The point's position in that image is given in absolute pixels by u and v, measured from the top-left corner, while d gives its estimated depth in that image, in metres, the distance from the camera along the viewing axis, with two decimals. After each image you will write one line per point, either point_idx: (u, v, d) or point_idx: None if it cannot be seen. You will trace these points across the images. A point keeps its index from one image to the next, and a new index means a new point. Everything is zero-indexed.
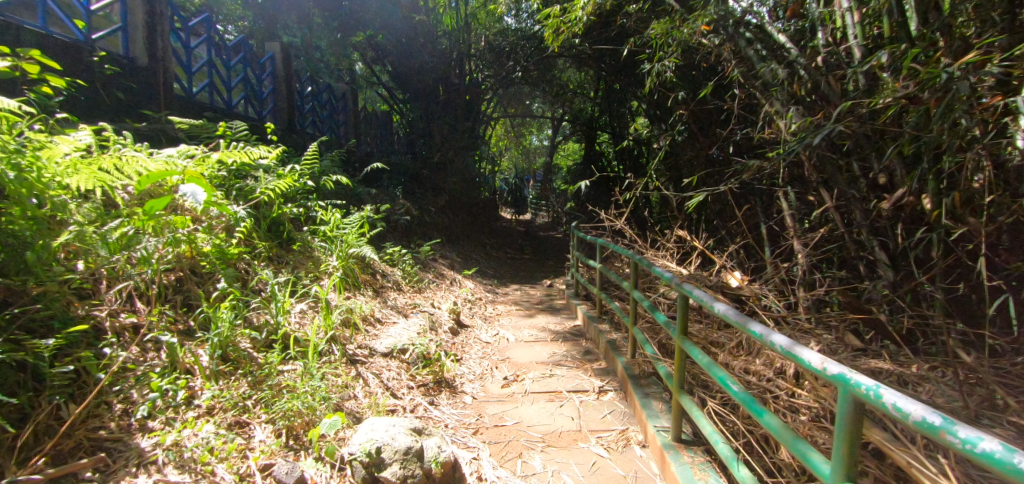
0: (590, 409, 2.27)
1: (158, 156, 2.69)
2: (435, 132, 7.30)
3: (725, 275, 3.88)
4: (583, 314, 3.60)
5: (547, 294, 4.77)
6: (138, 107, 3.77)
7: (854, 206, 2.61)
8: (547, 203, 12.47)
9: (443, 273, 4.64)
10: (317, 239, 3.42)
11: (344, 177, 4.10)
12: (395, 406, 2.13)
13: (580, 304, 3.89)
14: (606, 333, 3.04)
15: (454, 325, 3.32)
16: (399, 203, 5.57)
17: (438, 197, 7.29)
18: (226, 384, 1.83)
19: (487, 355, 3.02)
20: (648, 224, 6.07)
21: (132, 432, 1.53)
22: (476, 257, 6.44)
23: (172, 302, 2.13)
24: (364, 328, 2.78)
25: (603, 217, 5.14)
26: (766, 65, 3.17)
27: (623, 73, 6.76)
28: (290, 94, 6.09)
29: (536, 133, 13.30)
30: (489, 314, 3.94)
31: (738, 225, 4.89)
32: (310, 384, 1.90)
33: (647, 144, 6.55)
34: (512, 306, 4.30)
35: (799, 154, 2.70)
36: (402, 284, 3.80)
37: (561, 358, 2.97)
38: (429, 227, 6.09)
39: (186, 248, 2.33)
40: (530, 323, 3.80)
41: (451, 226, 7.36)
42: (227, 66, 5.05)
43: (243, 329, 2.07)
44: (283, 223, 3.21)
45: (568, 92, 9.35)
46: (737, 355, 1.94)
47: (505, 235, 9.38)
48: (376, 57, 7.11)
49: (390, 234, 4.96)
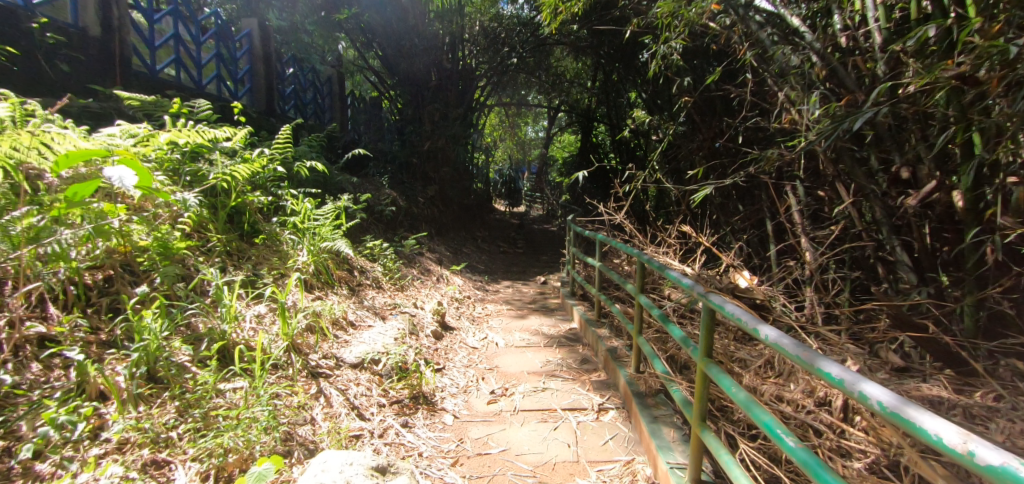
0: (588, 433, 1.97)
1: (94, 135, 2.33)
2: (425, 118, 6.94)
3: (734, 276, 3.59)
4: (579, 317, 3.29)
5: (540, 293, 4.46)
6: (88, 82, 3.42)
7: (884, 204, 2.31)
8: (541, 195, 12.14)
9: (429, 269, 4.31)
10: (286, 231, 3.08)
11: (320, 164, 3.76)
12: (361, 431, 1.81)
13: (576, 305, 3.59)
14: (605, 340, 2.73)
15: (437, 328, 3.00)
16: (384, 193, 5.23)
17: (428, 187, 6.93)
18: (147, 411, 1.49)
19: (473, 363, 2.71)
20: (648, 218, 5.76)
21: (11, 480, 1.21)
22: (467, 251, 6.11)
23: (94, 308, 1.79)
24: (333, 334, 2.45)
25: (602, 210, 4.82)
26: (782, 48, 2.86)
27: (621, 61, 6.44)
28: (270, 75, 5.70)
29: (532, 123, 12.96)
30: (478, 315, 3.62)
31: (742, 221, 4.60)
32: (253, 409, 1.57)
33: (645, 135, 6.24)
34: (503, 306, 3.99)
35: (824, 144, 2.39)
36: (382, 282, 3.46)
37: (555, 368, 2.66)
38: (417, 219, 5.74)
39: (120, 242, 1.99)
40: (522, 325, 3.48)
41: (442, 217, 7.00)
42: (196, 42, 4.65)
43: (177, 340, 1.73)
44: (246, 213, 2.87)
45: (564, 81, 9.04)
46: (766, 377, 1.64)
47: (498, 228, 9.03)
48: (364, 40, 6.73)
49: (373, 227, 4.62)
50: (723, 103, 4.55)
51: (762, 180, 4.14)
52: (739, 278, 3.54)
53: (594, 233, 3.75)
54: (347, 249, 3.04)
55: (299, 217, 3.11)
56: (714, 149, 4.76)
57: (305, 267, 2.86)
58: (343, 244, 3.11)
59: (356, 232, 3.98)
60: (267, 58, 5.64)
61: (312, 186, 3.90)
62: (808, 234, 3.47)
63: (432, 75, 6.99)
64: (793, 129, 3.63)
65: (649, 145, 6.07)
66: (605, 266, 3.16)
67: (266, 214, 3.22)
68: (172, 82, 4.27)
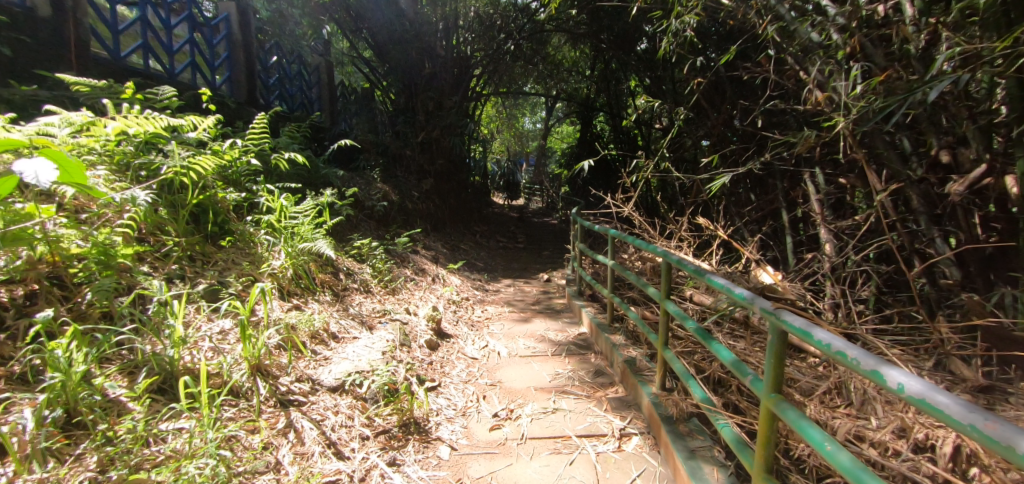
0: (612, 469, 1.65)
1: (24, 125, 2.01)
2: (418, 107, 6.59)
3: (758, 272, 3.28)
4: (590, 320, 2.98)
5: (544, 292, 4.14)
6: (35, 67, 3.09)
7: (940, 191, 2.00)
8: (540, 187, 11.80)
9: (424, 269, 3.98)
10: (261, 231, 2.75)
11: (300, 156, 3.43)
12: (338, 475, 1.49)
13: (584, 307, 3.27)
14: (621, 350, 2.41)
15: (432, 337, 2.67)
16: (375, 188, 4.90)
17: (423, 180, 6.58)
18: (57, 469, 1.16)
19: (472, 378, 2.39)
20: (656, 210, 5.44)
21: None
22: (465, 247, 5.78)
23: (8, 334, 1.46)
24: (311, 350, 2.13)
25: (609, 202, 4.49)
26: (812, 18, 2.55)
27: (623, 45, 6.11)
28: (252, 63, 5.32)
29: (529, 114, 12.61)
30: (477, 318, 3.30)
31: (759, 211, 4.28)
32: (196, 462, 1.25)
33: (650, 123, 5.91)
34: (505, 308, 3.67)
35: (869, 124, 2.08)
36: (371, 285, 3.13)
37: (566, 382, 2.34)
38: (411, 215, 5.40)
39: (48, 251, 1.67)
40: (526, 330, 3.17)
41: (438, 212, 6.65)
42: (167, 26, 4.29)
43: (104, 377, 1.41)
44: (212, 212, 2.54)
45: (562, 70, 8.72)
46: (835, 410, 1.33)
47: (497, 222, 8.68)
48: (352, 26, 6.38)
49: (362, 224, 4.29)
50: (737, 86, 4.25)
51: (780, 167, 3.84)
52: (763, 275, 3.24)
53: (602, 228, 3.44)
54: (329, 251, 2.72)
55: (275, 214, 2.79)
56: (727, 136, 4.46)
57: (282, 271, 2.53)
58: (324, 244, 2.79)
59: (343, 230, 3.65)
60: (247, 45, 5.26)
61: (293, 181, 3.57)
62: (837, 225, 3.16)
63: (426, 63, 6.64)
64: (818, 111, 3.33)
65: (654, 133, 5.75)
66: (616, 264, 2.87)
67: (239, 212, 2.89)
68: (137, 69, 3.92)
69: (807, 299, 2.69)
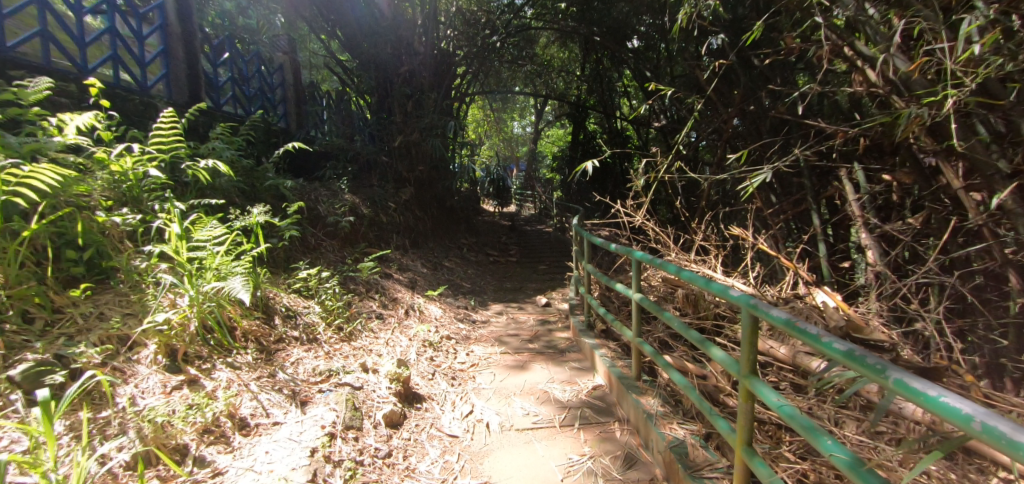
0: None
1: None
2: (395, 108, 5.79)
3: (812, 293, 2.56)
4: (608, 370, 2.23)
5: (543, 321, 3.40)
6: None
7: None
8: (532, 193, 11.06)
9: (396, 299, 3.21)
10: (159, 269, 2.02)
11: (224, 163, 2.66)
12: None
13: (598, 346, 2.54)
14: (663, 427, 1.68)
15: (395, 409, 1.91)
16: (338, 201, 4.14)
17: (401, 190, 5.82)
18: None
19: (448, 477, 1.64)
20: (669, 216, 4.73)
21: None
22: (449, 265, 5.03)
23: None
24: (191, 462, 1.39)
25: (617, 209, 3.79)
26: None
27: (619, 36, 5.47)
28: (194, 59, 4.51)
29: (518, 118, 11.99)
30: (460, 368, 2.54)
31: (793, 216, 3.59)
32: None
33: (655, 119, 5.26)
34: (495, 346, 2.93)
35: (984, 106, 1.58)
36: (318, 331, 2.37)
37: (581, 479, 1.61)
38: (386, 231, 4.64)
39: None
40: (524, 380, 2.43)
41: (420, 225, 5.89)
42: (77, 13, 3.51)
43: None
44: (61, 251, 1.86)
45: (552, 69, 8.08)
46: None
47: (486, 232, 7.92)
48: (318, 18, 5.66)
49: (319, 245, 3.52)
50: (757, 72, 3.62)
51: (816, 164, 3.17)
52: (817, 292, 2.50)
53: (611, 244, 2.74)
54: (248, 298, 1.89)
55: (174, 242, 2.06)
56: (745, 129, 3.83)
57: (185, 326, 1.85)
58: (242, 283, 2.03)
59: (286, 255, 2.89)
60: (188, 39, 4.42)
61: (221, 196, 2.81)
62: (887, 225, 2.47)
63: (404, 59, 5.88)
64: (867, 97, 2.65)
65: (663, 129, 5.07)
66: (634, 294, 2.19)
67: (133, 241, 2.16)
68: (30, 62, 3.16)
69: (882, 325, 2.00)
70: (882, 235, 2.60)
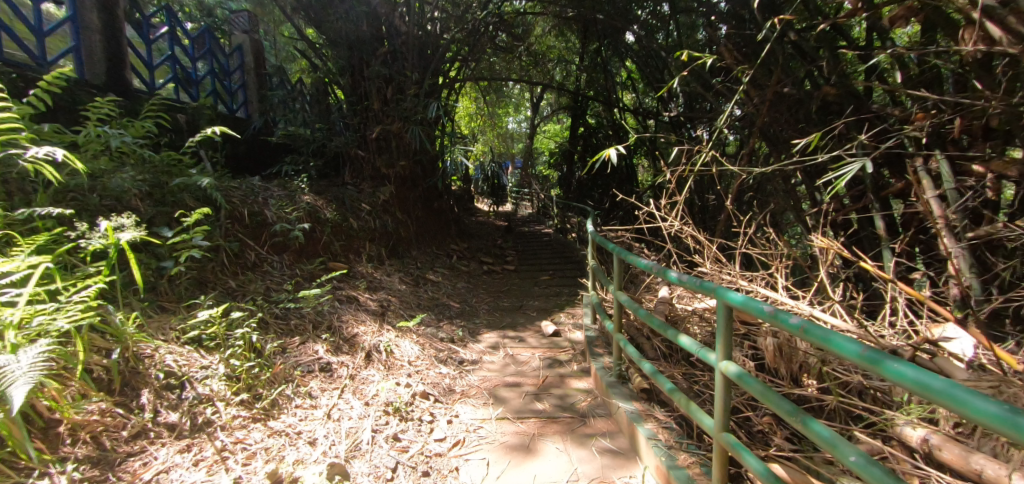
0: None
1: None
2: (371, 93, 4.86)
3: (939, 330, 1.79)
4: (666, 471, 1.41)
5: (552, 360, 2.57)
6: None
7: None
8: (529, 191, 10.18)
9: (355, 338, 2.36)
10: None
11: (76, 155, 1.82)
12: None
13: (643, 417, 1.70)
14: None
15: None
16: (291, 206, 3.29)
17: (379, 188, 4.97)
18: None
19: None
20: (702, 216, 3.90)
21: None
22: (434, 278, 4.18)
23: None
24: None
25: (643, 209, 2.97)
26: None
27: (624, 13, 4.65)
28: (115, 30, 3.61)
29: (513, 113, 11.14)
30: (437, 451, 1.70)
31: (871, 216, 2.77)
32: None
33: (677, 104, 4.45)
34: (489, 403, 2.09)
35: None
36: (210, 413, 1.51)
37: None
38: (356, 239, 3.78)
39: None
40: (533, 474, 1.59)
41: (402, 229, 5.04)
42: None
43: None
44: None
45: (548, 59, 7.19)
46: None
47: (480, 235, 7.08)
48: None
49: (251, 266, 2.67)
50: (799, 41, 2.85)
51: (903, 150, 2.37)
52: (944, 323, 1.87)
53: (636, 259, 1.88)
54: (24, 392, 1.11)
55: None
56: (784, 113, 3.05)
57: None
58: (36, 358, 1.21)
59: (182, 284, 2.04)
60: (107, 6, 3.57)
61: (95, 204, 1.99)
62: (982, 230, 1.84)
63: (383, 40, 4.92)
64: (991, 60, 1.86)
65: (687, 114, 4.26)
66: (702, 353, 1.30)
67: None
68: None
69: None
70: (1001, 242, 1.90)
